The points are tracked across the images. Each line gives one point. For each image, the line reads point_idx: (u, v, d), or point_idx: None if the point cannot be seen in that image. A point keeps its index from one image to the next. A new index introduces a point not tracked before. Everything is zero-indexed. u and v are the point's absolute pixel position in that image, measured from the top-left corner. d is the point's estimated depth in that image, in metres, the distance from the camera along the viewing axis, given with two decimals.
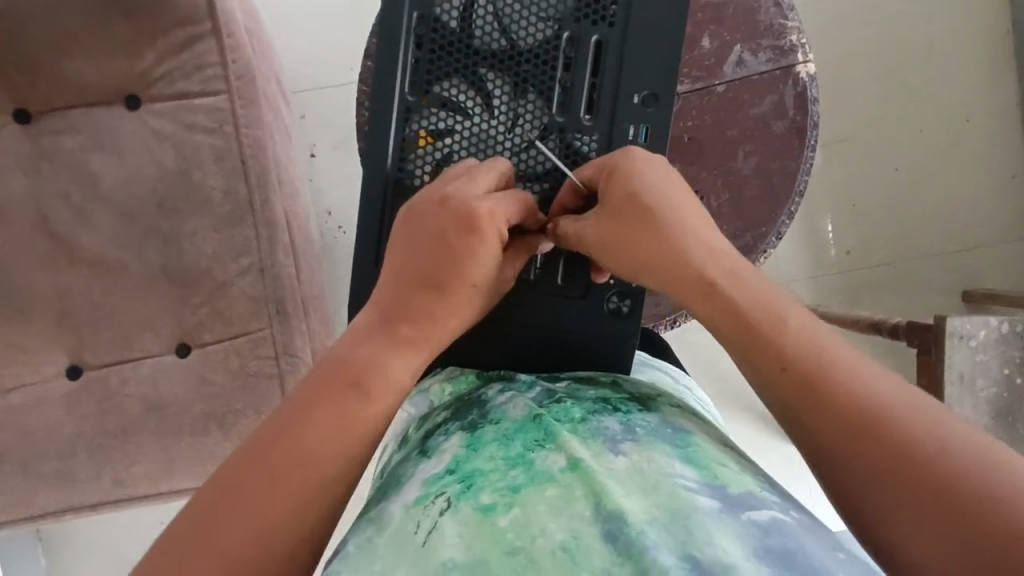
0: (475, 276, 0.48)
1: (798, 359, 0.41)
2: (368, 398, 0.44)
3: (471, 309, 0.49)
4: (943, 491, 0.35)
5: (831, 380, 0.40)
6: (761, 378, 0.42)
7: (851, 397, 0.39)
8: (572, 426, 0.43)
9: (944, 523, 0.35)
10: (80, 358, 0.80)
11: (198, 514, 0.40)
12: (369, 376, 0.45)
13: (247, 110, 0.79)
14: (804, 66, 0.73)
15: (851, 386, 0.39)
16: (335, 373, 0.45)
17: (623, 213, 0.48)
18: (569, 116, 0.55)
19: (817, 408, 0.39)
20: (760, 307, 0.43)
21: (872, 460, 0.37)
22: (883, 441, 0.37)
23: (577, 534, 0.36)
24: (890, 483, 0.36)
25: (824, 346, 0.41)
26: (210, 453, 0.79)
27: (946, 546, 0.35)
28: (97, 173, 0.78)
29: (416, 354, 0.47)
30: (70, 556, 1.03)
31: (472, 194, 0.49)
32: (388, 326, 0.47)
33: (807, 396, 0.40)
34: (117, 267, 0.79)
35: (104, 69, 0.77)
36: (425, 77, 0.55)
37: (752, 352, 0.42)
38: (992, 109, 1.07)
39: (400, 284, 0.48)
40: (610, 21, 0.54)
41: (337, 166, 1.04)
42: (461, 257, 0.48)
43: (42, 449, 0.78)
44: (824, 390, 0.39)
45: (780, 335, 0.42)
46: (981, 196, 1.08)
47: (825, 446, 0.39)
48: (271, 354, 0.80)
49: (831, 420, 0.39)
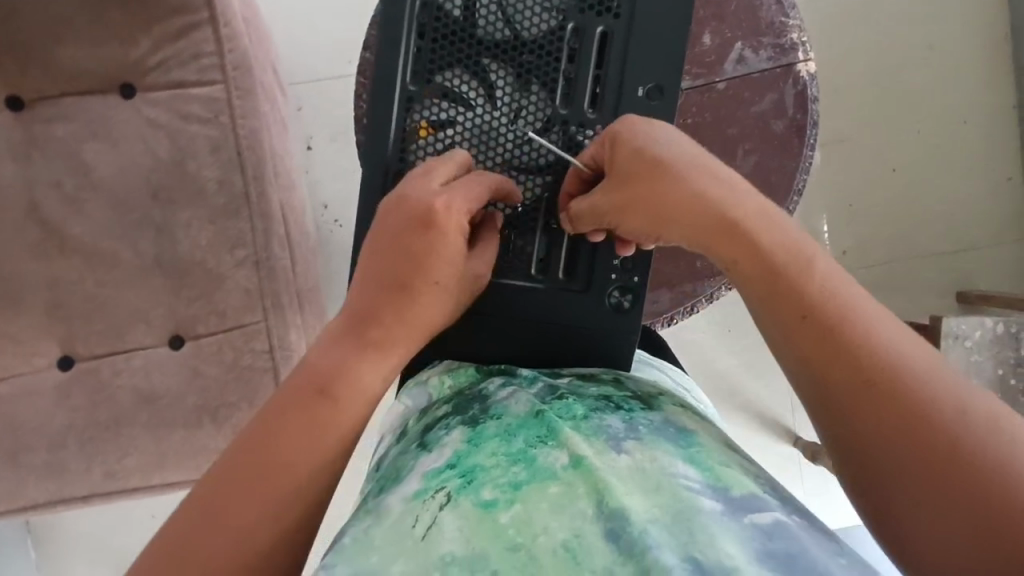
0: (437, 272, 0.48)
1: (821, 308, 0.41)
2: (335, 404, 0.44)
3: (440, 302, 0.49)
4: (954, 458, 0.36)
5: (853, 331, 0.40)
6: (781, 327, 0.42)
7: (873, 353, 0.39)
8: (574, 423, 0.43)
9: (952, 489, 0.36)
10: (71, 349, 0.79)
11: (187, 510, 0.41)
12: (334, 383, 0.45)
13: (244, 100, 0.78)
14: (804, 64, 0.73)
15: (874, 339, 0.39)
16: (302, 382, 0.45)
17: (634, 170, 0.47)
18: (572, 108, 0.55)
19: (840, 357, 0.39)
20: (784, 259, 0.43)
21: (887, 412, 0.37)
22: (902, 401, 0.37)
23: (580, 533, 0.36)
24: (905, 444, 0.37)
25: (848, 299, 0.41)
26: (203, 446, 0.79)
27: (946, 502, 0.36)
28: (91, 162, 0.77)
29: (385, 357, 0.47)
30: (58, 550, 1.02)
31: (428, 189, 0.48)
32: (355, 332, 0.47)
33: (827, 344, 0.40)
34: (110, 257, 0.78)
35: (99, 56, 0.76)
36: (427, 66, 0.55)
37: (773, 301, 0.42)
38: (990, 112, 1.07)
39: (366, 291, 0.47)
40: (615, 12, 0.54)
41: (334, 158, 1.03)
42: (423, 254, 0.47)
43: (32, 440, 0.77)
44: (846, 340, 0.39)
45: (804, 286, 0.42)
46: (977, 198, 1.08)
47: (842, 400, 0.39)
48: (266, 347, 0.79)
49: (852, 370, 0.39)
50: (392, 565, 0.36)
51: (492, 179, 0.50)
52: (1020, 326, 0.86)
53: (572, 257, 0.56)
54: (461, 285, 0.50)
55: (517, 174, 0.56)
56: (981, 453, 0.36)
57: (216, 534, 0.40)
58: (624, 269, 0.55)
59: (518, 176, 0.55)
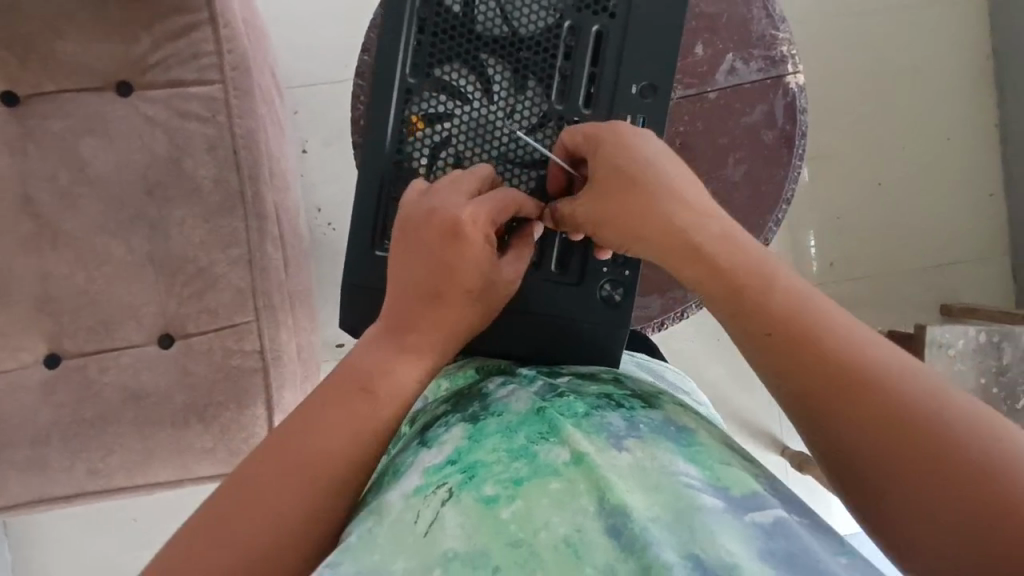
0: (467, 278, 0.49)
1: (785, 319, 0.41)
2: (376, 403, 0.45)
3: (471, 308, 0.50)
4: (934, 457, 0.35)
5: (820, 336, 0.39)
6: (750, 342, 0.42)
7: (842, 357, 0.38)
8: (575, 420, 0.43)
9: (939, 489, 0.34)
10: (59, 346, 0.79)
11: (216, 508, 0.41)
12: (375, 382, 0.45)
13: (241, 100, 0.78)
14: (794, 77, 0.74)
15: (839, 343, 0.39)
16: (343, 379, 0.46)
17: (612, 181, 0.49)
18: (567, 104, 0.55)
19: (808, 364, 0.39)
20: (749, 267, 0.43)
21: (858, 418, 0.37)
22: (876, 404, 0.37)
23: (580, 528, 0.36)
24: (882, 448, 0.36)
25: (812, 304, 0.41)
26: (190, 445, 0.78)
27: (930, 501, 0.35)
28: (86, 158, 0.77)
29: (420, 363, 0.47)
30: (37, 552, 1.00)
31: (454, 201, 0.49)
32: (395, 337, 0.47)
33: (796, 356, 0.39)
34: (103, 254, 0.78)
35: (97, 53, 0.76)
36: (427, 59, 0.56)
37: (740, 316, 0.43)
38: (973, 129, 1.10)
39: (401, 297, 0.48)
40: (611, 12, 0.55)
41: (329, 162, 1.03)
42: (450, 262, 0.48)
43: (17, 436, 0.76)
44: (812, 349, 0.39)
45: (768, 296, 0.42)
46: (962, 213, 1.10)
47: (815, 408, 0.38)
48: (257, 347, 0.79)
49: (820, 379, 0.38)
50: (394, 562, 0.36)
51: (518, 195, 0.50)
52: (1002, 336, 0.87)
53: (567, 251, 0.56)
54: (496, 292, 0.51)
55: (512, 169, 0.56)
56: (959, 443, 0.35)
57: (237, 529, 0.40)
58: (616, 263, 0.56)
59: (517, 172, 0.56)
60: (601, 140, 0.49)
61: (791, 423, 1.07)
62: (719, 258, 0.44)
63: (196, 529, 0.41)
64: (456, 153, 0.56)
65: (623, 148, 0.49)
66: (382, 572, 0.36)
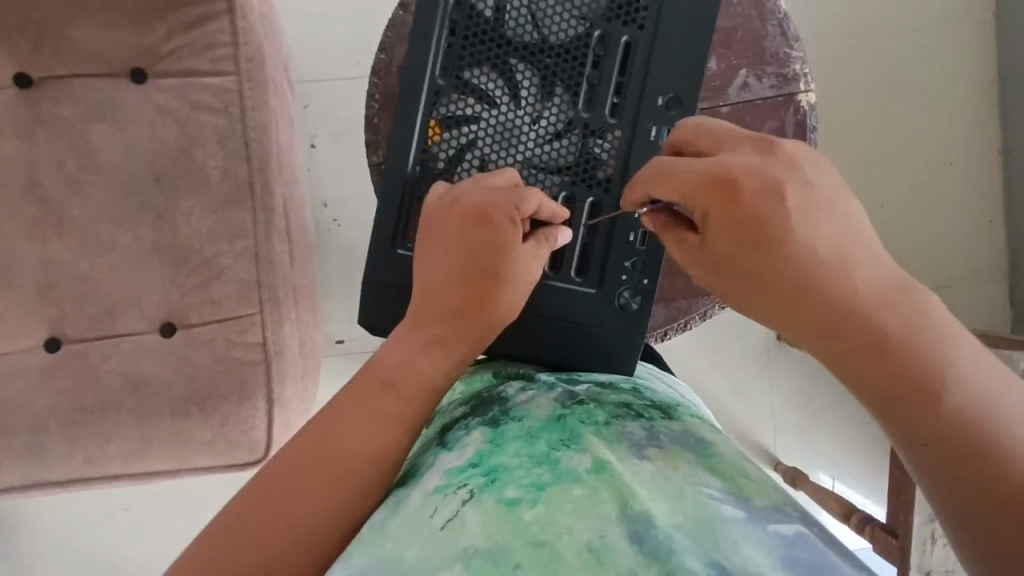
0: (500, 266, 0.49)
1: (878, 321, 0.41)
2: (401, 399, 0.45)
3: (501, 300, 0.49)
4: (989, 461, 0.39)
5: (903, 338, 0.41)
6: (828, 334, 0.43)
7: (921, 360, 0.40)
8: (596, 429, 0.44)
9: (986, 488, 0.38)
10: (59, 331, 0.78)
11: (245, 506, 0.42)
12: (400, 376, 0.46)
13: (254, 93, 0.78)
14: (805, 95, 0.75)
15: (923, 347, 0.41)
16: (367, 376, 0.46)
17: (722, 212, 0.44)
18: (593, 113, 0.56)
19: (883, 364, 0.41)
20: (838, 262, 0.43)
21: (924, 420, 0.40)
22: (942, 407, 0.40)
23: (603, 535, 0.36)
24: (943, 445, 0.39)
25: (905, 300, 0.42)
26: (187, 436, 0.77)
27: (976, 497, 0.39)
28: (96, 144, 0.77)
29: (448, 353, 0.47)
30: (26, 542, 0.99)
31: (482, 192, 0.50)
32: (424, 329, 0.48)
33: (874, 352, 0.41)
34: (108, 240, 0.78)
35: (112, 40, 0.76)
36: (456, 62, 0.56)
37: (823, 310, 0.43)
38: (976, 156, 1.11)
39: (432, 291, 0.49)
40: (640, 24, 0.55)
41: (338, 158, 1.04)
42: (480, 249, 0.49)
43: (13, 421, 0.76)
44: (896, 350, 0.41)
45: (858, 294, 0.42)
46: (961, 237, 1.11)
47: (888, 400, 0.41)
48: (260, 340, 0.78)
49: (895, 381, 0.41)
50: (409, 553, 0.36)
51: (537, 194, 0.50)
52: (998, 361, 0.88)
53: (585, 257, 0.57)
54: (525, 284, 0.50)
55: (536, 173, 0.57)
56: (1012, 447, 0.39)
57: (265, 526, 0.41)
58: (635, 270, 0.56)
59: (540, 175, 0.56)
60: (668, 178, 0.46)
61: (786, 436, 1.07)
62: (805, 257, 0.43)
63: (220, 527, 0.41)
64: (480, 155, 0.57)
65: (717, 198, 0.44)
66: (398, 562, 0.36)
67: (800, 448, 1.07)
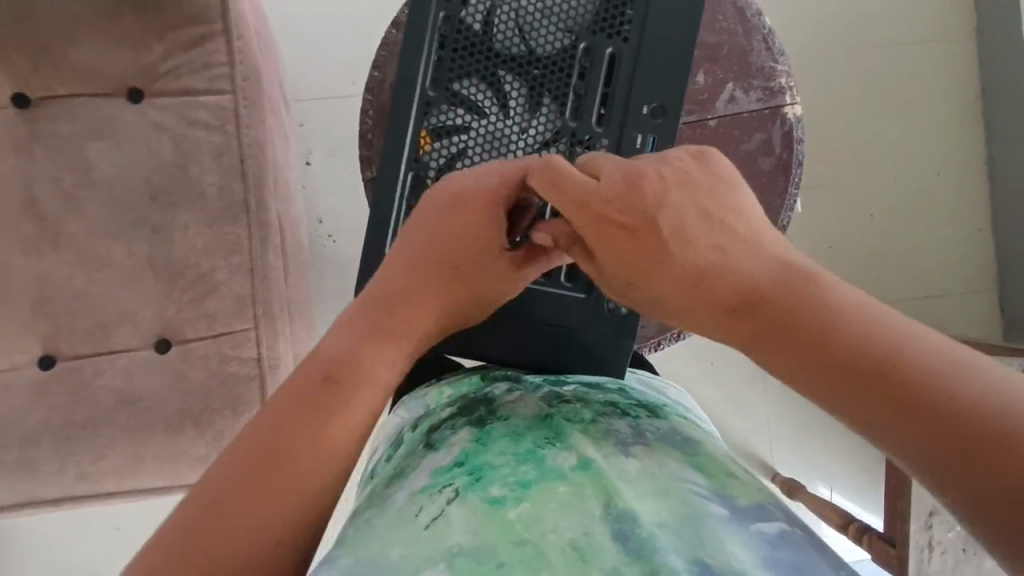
0: (458, 261, 0.50)
1: (771, 295, 0.40)
2: (351, 389, 0.45)
3: (453, 295, 0.51)
4: (925, 401, 0.34)
5: (801, 303, 0.39)
6: (723, 320, 0.42)
7: (825, 321, 0.38)
8: (583, 427, 0.44)
9: (933, 432, 0.34)
10: (53, 348, 0.78)
11: (198, 508, 0.40)
12: (343, 372, 0.45)
13: (250, 110, 0.79)
14: (791, 108, 0.76)
15: (834, 313, 0.38)
16: (316, 366, 0.46)
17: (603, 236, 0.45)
18: (581, 121, 0.57)
19: (783, 337, 0.39)
20: (731, 253, 0.42)
21: (842, 378, 0.37)
22: (857, 360, 0.37)
23: (588, 531, 0.36)
24: (868, 398, 0.36)
25: (808, 277, 0.40)
26: (182, 451, 0.77)
27: (923, 445, 0.34)
28: (92, 161, 0.78)
29: (392, 348, 0.48)
30: (16, 562, 0.98)
31: (459, 184, 0.51)
32: (376, 319, 0.48)
33: (770, 326, 0.40)
34: (104, 256, 0.78)
35: (109, 58, 0.77)
36: (447, 74, 0.58)
37: (714, 294, 0.42)
38: (962, 167, 1.13)
39: (393, 279, 0.50)
40: (624, 36, 0.57)
41: (332, 174, 1.05)
42: (444, 240, 0.50)
43: (6, 437, 0.75)
44: (797, 317, 0.39)
45: (754, 277, 0.41)
46: (950, 246, 1.13)
47: (799, 373, 0.39)
48: (255, 355, 0.79)
49: (798, 349, 0.39)
50: (396, 555, 0.36)
51: (493, 190, 0.50)
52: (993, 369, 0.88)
53: (575, 263, 0.58)
54: (490, 284, 0.52)
55: None
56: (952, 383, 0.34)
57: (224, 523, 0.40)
58: None
59: None
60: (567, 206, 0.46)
61: (782, 446, 1.07)
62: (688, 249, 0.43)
63: (177, 528, 0.40)
64: (470, 164, 0.58)
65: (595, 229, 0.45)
66: (383, 563, 0.36)
67: (797, 457, 1.07)
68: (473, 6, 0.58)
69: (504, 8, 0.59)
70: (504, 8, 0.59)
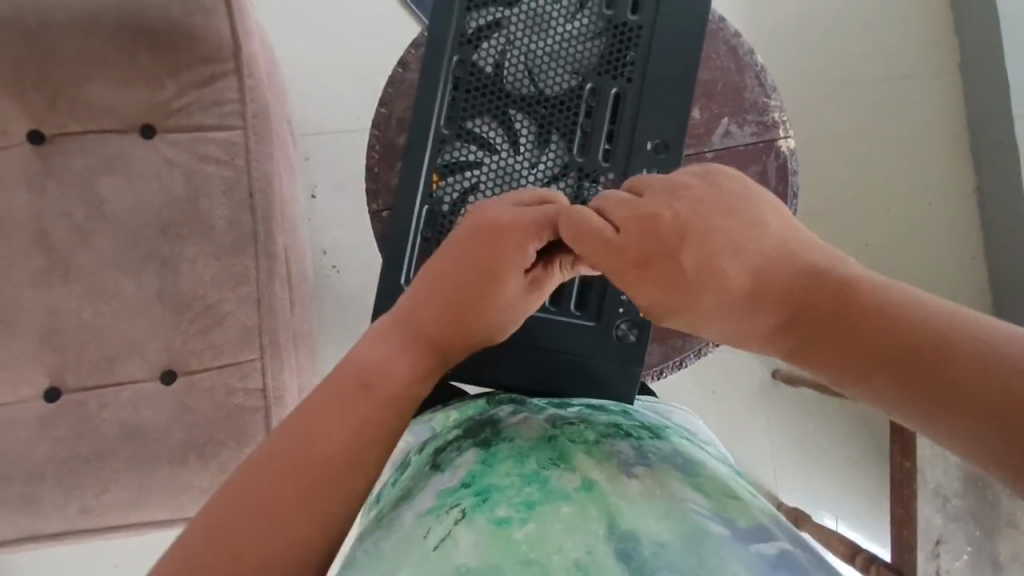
0: (486, 286, 0.49)
1: (811, 295, 0.43)
2: (376, 398, 0.47)
3: (476, 316, 0.50)
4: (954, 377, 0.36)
5: (841, 300, 0.42)
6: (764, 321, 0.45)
7: (866, 314, 0.41)
8: (586, 448, 0.45)
9: (972, 405, 0.35)
10: (59, 380, 0.79)
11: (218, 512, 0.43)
12: (375, 377, 0.48)
13: (260, 146, 0.81)
14: (785, 141, 0.79)
15: (868, 309, 0.41)
16: (347, 373, 0.48)
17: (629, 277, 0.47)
18: (588, 157, 0.59)
19: (827, 334, 0.42)
20: (763, 256, 0.45)
21: (882, 366, 0.39)
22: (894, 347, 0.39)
23: (592, 551, 0.36)
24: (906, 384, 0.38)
25: (840, 273, 0.43)
26: (185, 484, 0.77)
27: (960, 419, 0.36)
28: (105, 195, 0.79)
29: (419, 357, 0.50)
30: None
31: (494, 212, 0.49)
32: (405, 331, 0.50)
33: (816, 327, 0.43)
34: (113, 289, 0.79)
35: (123, 96, 0.79)
36: (460, 113, 0.60)
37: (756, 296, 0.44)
38: (952, 196, 1.15)
39: (419, 297, 0.50)
40: (628, 77, 0.59)
41: (337, 207, 1.07)
42: (469, 263, 0.49)
43: (10, 471, 0.75)
44: (841, 312, 0.42)
45: (791, 278, 0.44)
46: (944, 274, 1.15)
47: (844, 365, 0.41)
48: (260, 386, 0.79)
49: (844, 342, 0.41)
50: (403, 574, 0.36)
51: (521, 221, 0.48)
52: None
53: (583, 292, 0.59)
54: (513, 308, 0.51)
55: None
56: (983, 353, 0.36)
57: (243, 527, 0.42)
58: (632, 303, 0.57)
59: None
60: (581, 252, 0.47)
61: (786, 474, 1.07)
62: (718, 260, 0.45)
63: (199, 532, 0.42)
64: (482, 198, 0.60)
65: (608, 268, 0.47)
66: None
67: (800, 485, 1.07)
68: (485, 50, 0.61)
69: (514, 51, 0.61)
70: (514, 51, 0.61)
